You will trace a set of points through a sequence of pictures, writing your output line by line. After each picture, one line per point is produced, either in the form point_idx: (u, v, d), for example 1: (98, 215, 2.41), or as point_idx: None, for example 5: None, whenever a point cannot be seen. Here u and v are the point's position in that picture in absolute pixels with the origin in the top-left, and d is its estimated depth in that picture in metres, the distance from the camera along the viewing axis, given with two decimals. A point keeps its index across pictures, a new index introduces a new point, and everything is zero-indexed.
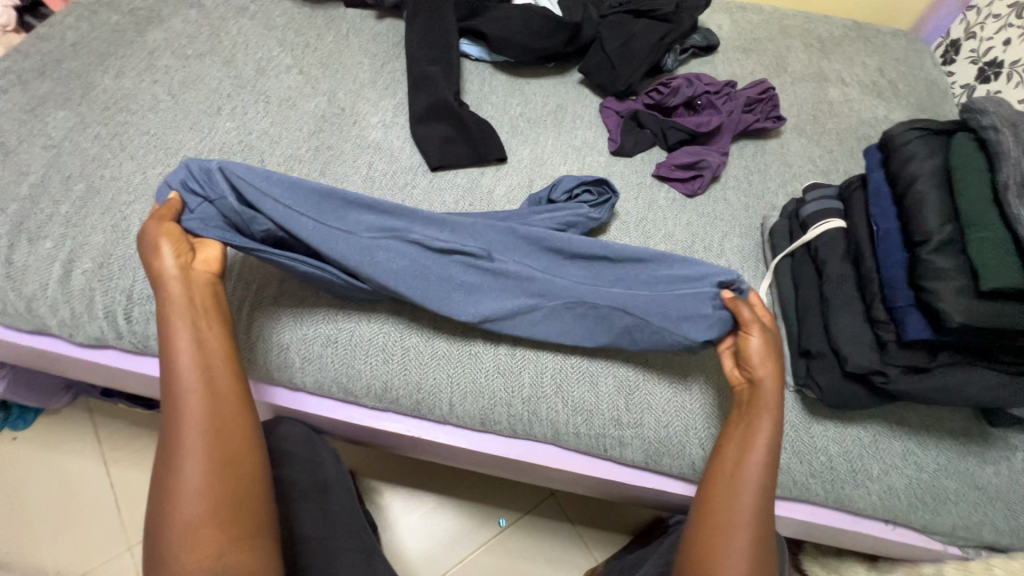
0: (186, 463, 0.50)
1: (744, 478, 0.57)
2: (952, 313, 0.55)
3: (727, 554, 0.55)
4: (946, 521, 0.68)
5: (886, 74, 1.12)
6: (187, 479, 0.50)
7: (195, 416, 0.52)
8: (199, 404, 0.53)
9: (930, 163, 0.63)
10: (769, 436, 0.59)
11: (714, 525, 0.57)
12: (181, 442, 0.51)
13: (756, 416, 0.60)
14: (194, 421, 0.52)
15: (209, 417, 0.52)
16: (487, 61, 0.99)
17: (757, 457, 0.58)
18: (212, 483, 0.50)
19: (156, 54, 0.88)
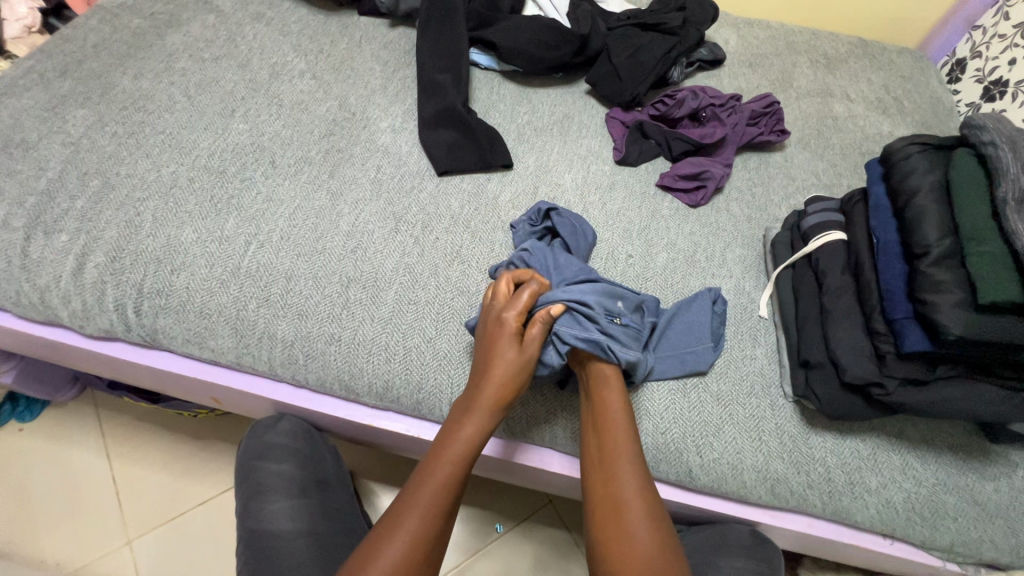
0: (414, 510, 0.54)
1: (616, 443, 0.61)
2: (950, 326, 0.55)
3: (626, 523, 0.57)
4: (945, 537, 0.68)
5: (891, 90, 1.13)
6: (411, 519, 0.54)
7: (447, 464, 0.57)
8: (463, 446, 0.58)
9: (931, 177, 0.64)
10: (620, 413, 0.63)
11: (603, 501, 0.59)
12: (427, 485, 0.56)
13: (603, 392, 0.64)
14: (439, 483, 0.56)
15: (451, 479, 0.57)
16: (496, 70, 1.01)
17: (621, 428, 0.62)
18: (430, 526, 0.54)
19: (174, 57, 0.91)
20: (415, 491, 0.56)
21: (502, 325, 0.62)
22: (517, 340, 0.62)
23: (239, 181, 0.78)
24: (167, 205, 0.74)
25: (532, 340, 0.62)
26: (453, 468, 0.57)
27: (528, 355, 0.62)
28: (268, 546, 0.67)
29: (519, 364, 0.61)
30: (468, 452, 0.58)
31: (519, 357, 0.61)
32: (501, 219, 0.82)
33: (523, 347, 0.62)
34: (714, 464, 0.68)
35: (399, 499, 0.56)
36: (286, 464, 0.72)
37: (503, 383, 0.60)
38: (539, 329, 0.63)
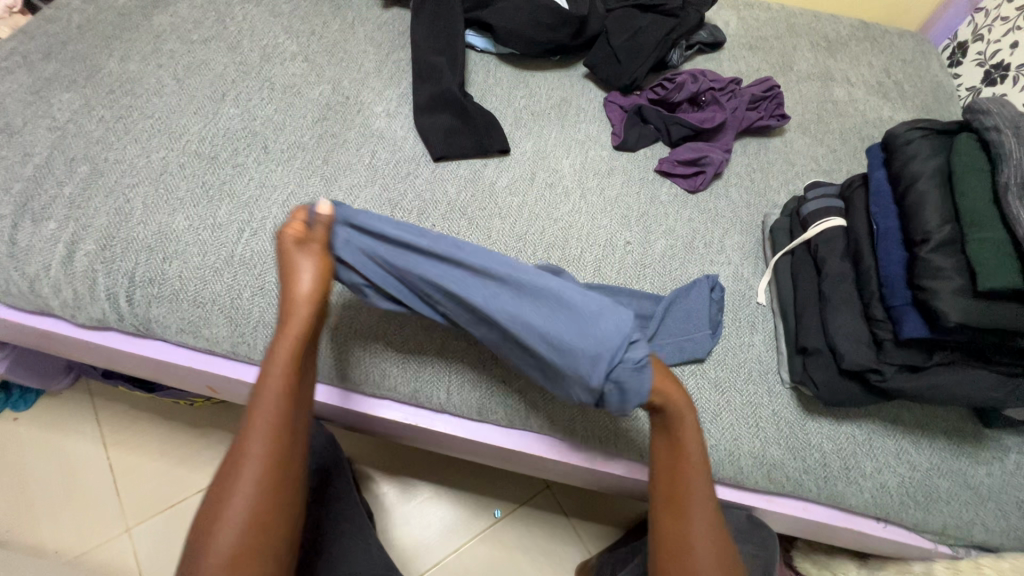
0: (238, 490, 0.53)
1: (692, 491, 0.61)
2: (948, 313, 0.55)
3: (694, 558, 0.60)
4: (937, 520, 0.69)
5: (892, 74, 1.12)
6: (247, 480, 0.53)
7: (261, 423, 0.55)
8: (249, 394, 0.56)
9: (933, 163, 0.63)
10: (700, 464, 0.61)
11: (672, 529, 0.61)
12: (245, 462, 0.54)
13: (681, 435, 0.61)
14: (264, 439, 0.55)
15: (282, 429, 0.56)
16: (493, 53, 0.99)
17: (697, 477, 0.61)
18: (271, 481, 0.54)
19: (161, 38, 0.88)
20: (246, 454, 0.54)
21: (283, 250, 0.59)
22: (300, 248, 0.59)
23: (231, 168, 0.77)
24: (157, 191, 0.73)
25: (320, 261, 0.59)
26: (266, 436, 0.55)
27: (305, 262, 0.59)
28: None
29: (312, 289, 0.58)
30: (284, 397, 0.56)
31: (316, 281, 0.58)
32: (498, 206, 0.81)
33: (304, 255, 0.59)
34: (712, 450, 0.68)
35: (221, 477, 0.54)
36: None
37: (293, 309, 0.58)
38: (321, 233, 0.59)
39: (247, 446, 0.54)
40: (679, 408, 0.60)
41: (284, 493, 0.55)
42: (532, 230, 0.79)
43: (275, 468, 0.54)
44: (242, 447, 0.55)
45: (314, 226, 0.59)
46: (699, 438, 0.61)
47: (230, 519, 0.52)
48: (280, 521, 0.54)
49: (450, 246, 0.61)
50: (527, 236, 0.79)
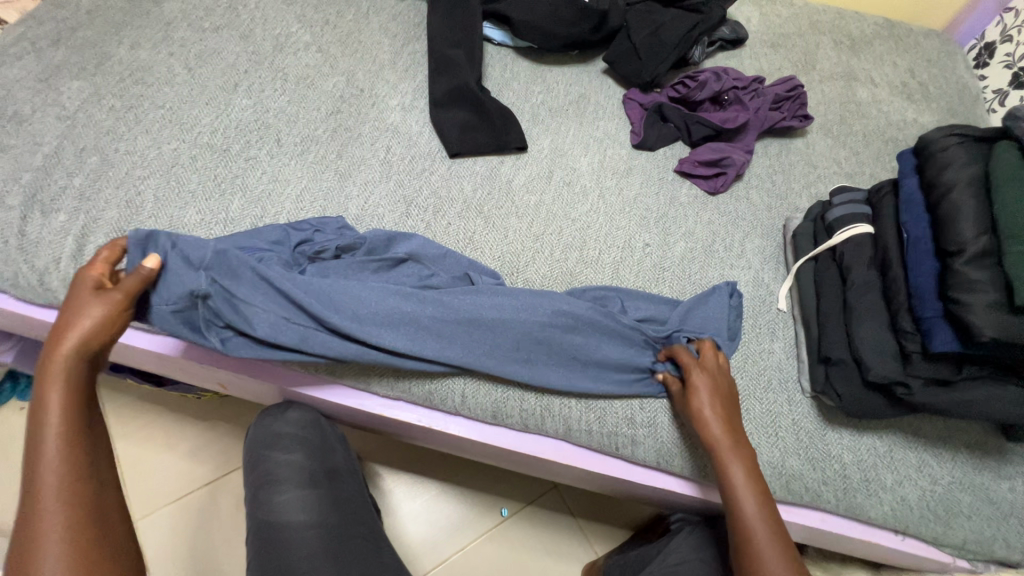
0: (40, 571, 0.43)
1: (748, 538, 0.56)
2: (982, 327, 0.53)
3: None
4: (958, 535, 0.68)
5: (916, 75, 1.09)
6: (46, 534, 0.44)
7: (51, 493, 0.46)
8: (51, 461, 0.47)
9: (970, 171, 0.61)
10: (756, 514, 0.56)
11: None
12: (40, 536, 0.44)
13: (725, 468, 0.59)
14: (53, 489, 0.46)
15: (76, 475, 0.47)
16: (510, 46, 0.97)
17: (753, 521, 0.56)
18: (75, 525, 0.45)
19: (172, 25, 0.86)
20: (31, 515, 0.45)
21: (76, 287, 0.54)
22: (92, 288, 0.54)
23: (244, 161, 0.75)
24: (169, 184, 0.72)
25: (103, 302, 0.53)
26: (62, 507, 0.46)
27: (110, 310, 0.54)
28: (276, 538, 0.63)
29: (91, 325, 0.52)
30: (62, 438, 0.48)
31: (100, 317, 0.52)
32: (516, 205, 0.79)
33: (87, 296, 0.53)
34: None
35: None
36: (297, 453, 0.71)
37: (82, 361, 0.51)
38: (131, 279, 0.56)
39: (37, 499, 0.45)
40: (720, 448, 0.60)
41: (98, 540, 0.46)
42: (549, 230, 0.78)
43: (77, 512, 0.46)
44: (29, 530, 0.44)
45: (137, 273, 0.56)
46: (748, 482, 0.58)
47: None
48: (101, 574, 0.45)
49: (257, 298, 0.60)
50: (543, 236, 0.77)
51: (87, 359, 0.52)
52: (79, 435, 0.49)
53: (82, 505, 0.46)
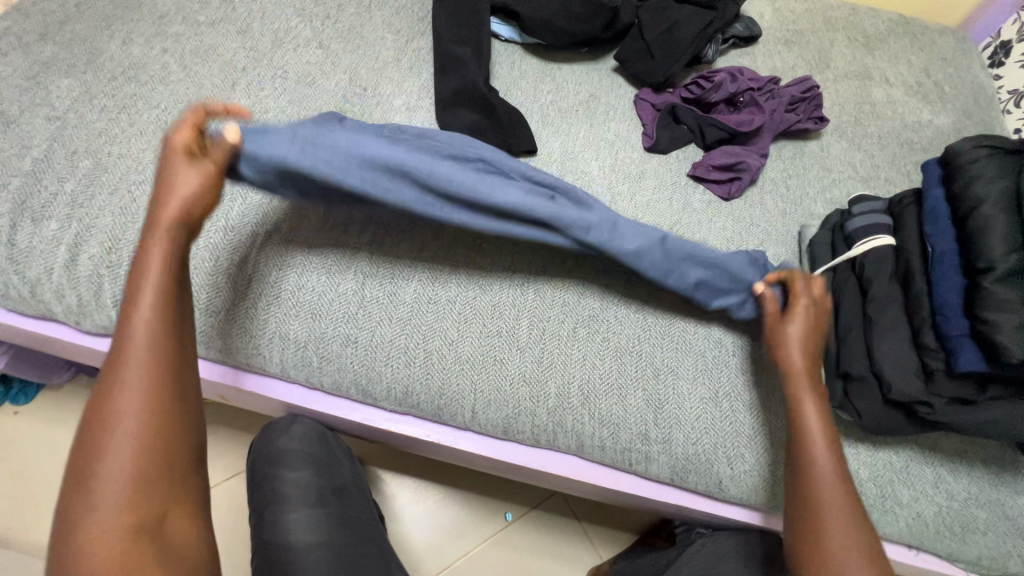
0: (112, 469, 0.43)
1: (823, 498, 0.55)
2: (1012, 349, 0.52)
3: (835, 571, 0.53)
4: (973, 551, 0.67)
5: (931, 74, 1.07)
6: (120, 439, 0.43)
7: (130, 388, 0.45)
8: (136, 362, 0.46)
9: (1000, 185, 0.59)
10: (828, 461, 0.57)
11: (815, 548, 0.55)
12: (111, 440, 0.43)
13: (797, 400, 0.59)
14: (131, 398, 0.45)
15: (162, 373, 0.46)
16: (518, 43, 0.94)
17: (835, 488, 0.55)
18: (150, 434, 0.44)
19: (166, 20, 0.83)
20: (109, 414, 0.44)
21: (168, 156, 0.51)
22: (187, 152, 0.52)
23: None
24: None
25: (201, 175, 0.51)
26: (139, 409, 0.44)
27: (190, 175, 0.51)
28: (286, 557, 0.63)
29: (185, 202, 0.50)
30: (150, 346, 0.46)
31: (202, 187, 0.51)
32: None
33: (186, 168, 0.51)
34: (745, 476, 0.66)
35: (88, 459, 0.43)
36: (304, 472, 0.69)
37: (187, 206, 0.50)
38: (218, 151, 0.53)
39: (116, 403, 0.44)
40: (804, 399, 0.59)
41: (181, 476, 0.46)
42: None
43: (153, 435, 0.44)
44: (101, 432, 0.44)
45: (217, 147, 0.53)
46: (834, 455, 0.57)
47: (110, 489, 0.42)
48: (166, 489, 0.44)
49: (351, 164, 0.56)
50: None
51: (185, 242, 0.51)
52: (165, 337, 0.47)
53: (160, 417, 0.45)
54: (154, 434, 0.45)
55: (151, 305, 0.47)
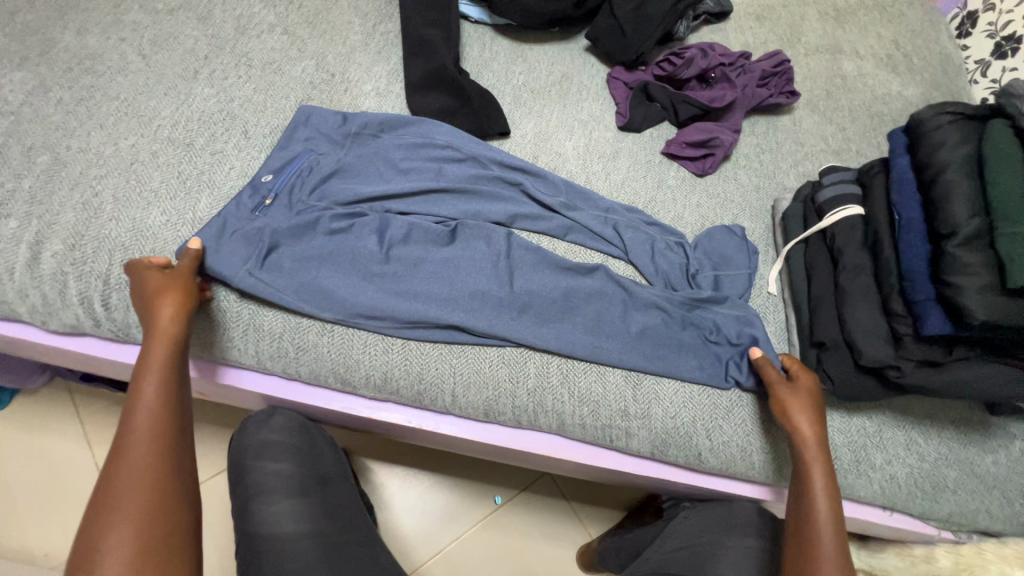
0: (118, 525, 0.47)
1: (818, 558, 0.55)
2: (975, 310, 0.53)
3: None
4: (943, 509, 0.69)
5: (900, 46, 1.08)
6: (122, 513, 0.48)
7: (138, 454, 0.50)
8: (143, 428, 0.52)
9: (963, 151, 0.60)
10: (825, 515, 0.56)
11: None
12: (118, 498, 0.48)
13: (806, 470, 0.58)
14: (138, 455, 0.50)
15: (163, 456, 0.51)
16: (488, 24, 0.92)
17: (829, 542, 0.55)
18: (152, 505, 0.49)
19: (122, 7, 0.80)
20: (113, 498, 0.48)
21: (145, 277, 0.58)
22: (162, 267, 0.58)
23: (210, 155, 0.71)
24: (129, 182, 0.67)
25: (178, 285, 0.57)
26: (146, 466, 0.50)
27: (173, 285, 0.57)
28: (268, 549, 0.62)
29: (177, 302, 0.56)
30: (152, 435, 0.52)
31: (177, 304, 0.57)
32: (474, 181, 0.75)
33: (168, 282, 0.57)
34: (724, 446, 0.67)
35: (93, 523, 0.47)
36: (285, 463, 0.69)
37: (180, 287, 0.58)
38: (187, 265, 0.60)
39: (120, 467, 0.50)
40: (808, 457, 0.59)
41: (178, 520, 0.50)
42: (522, 208, 0.74)
43: (152, 489, 0.49)
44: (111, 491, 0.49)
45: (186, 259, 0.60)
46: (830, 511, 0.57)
47: (114, 546, 0.46)
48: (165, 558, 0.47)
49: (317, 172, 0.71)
50: (518, 216, 0.74)
51: (179, 335, 0.56)
52: (165, 424, 0.53)
53: (162, 492, 0.50)
54: (152, 487, 0.50)
55: (154, 389, 0.53)
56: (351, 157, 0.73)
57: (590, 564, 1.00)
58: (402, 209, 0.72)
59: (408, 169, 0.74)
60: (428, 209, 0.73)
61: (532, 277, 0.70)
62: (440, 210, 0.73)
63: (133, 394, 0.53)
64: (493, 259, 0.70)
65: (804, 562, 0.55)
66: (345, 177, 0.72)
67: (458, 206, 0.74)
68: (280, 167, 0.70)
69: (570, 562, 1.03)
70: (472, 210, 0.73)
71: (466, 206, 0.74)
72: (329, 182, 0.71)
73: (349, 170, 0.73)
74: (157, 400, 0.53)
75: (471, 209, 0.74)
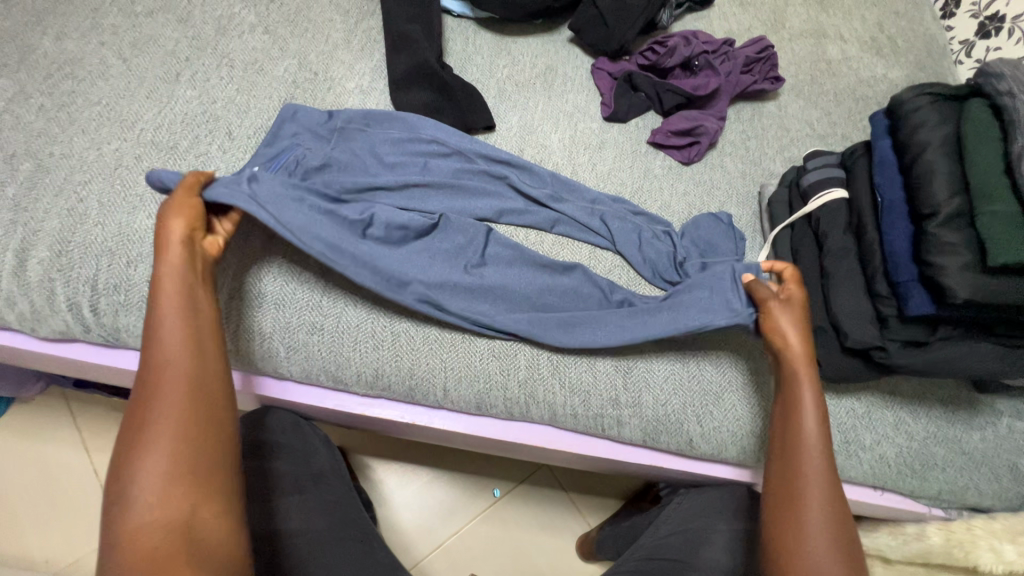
0: (155, 445, 0.47)
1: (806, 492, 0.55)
2: (956, 289, 0.54)
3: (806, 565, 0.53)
4: (932, 486, 0.70)
5: (885, 29, 1.08)
6: (154, 438, 0.47)
7: (168, 370, 0.50)
8: (171, 345, 0.51)
9: (943, 131, 0.60)
10: (816, 449, 0.56)
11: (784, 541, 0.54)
12: (150, 420, 0.48)
13: (794, 392, 0.59)
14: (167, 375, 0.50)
15: (190, 379, 0.50)
16: (471, 18, 0.92)
17: (816, 474, 0.56)
18: (186, 430, 0.48)
19: (100, 11, 0.79)
20: (144, 424, 0.48)
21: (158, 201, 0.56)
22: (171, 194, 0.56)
23: (195, 157, 0.71)
24: (113, 187, 0.67)
25: (185, 212, 0.55)
26: (176, 384, 0.49)
27: (186, 209, 0.55)
28: (264, 546, 0.62)
29: (186, 226, 0.54)
30: (180, 354, 0.51)
31: (186, 227, 0.54)
32: (459, 176, 0.76)
33: (179, 208, 0.55)
34: (715, 432, 0.67)
35: (131, 443, 0.47)
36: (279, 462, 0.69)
37: (191, 211, 0.56)
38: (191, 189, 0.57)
39: (154, 385, 0.49)
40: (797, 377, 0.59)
41: (211, 439, 0.49)
42: (507, 204, 0.75)
43: (184, 410, 0.49)
44: (146, 410, 0.48)
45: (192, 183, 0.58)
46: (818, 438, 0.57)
47: (153, 463, 0.46)
48: (201, 479, 0.47)
49: (298, 165, 0.70)
50: (504, 210, 0.74)
51: (195, 259, 0.55)
52: (195, 342, 0.52)
53: (193, 415, 0.49)
54: (184, 404, 0.49)
55: (173, 312, 0.52)
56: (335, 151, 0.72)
57: (590, 554, 1.00)
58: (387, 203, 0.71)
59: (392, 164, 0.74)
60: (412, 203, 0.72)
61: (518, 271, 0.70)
62: (425, 205, 0.73)
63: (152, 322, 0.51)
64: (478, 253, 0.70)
65: (789, 499, 0.56)
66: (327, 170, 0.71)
67: (444, 200, 0.73)
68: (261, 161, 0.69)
69: (569, 552, 1.04)
70: (457, 205, 0.73)
71: (452, 201, 0.74)
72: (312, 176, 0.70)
73: (331, 164, 0.72)
74: (181, 318, 0.52)
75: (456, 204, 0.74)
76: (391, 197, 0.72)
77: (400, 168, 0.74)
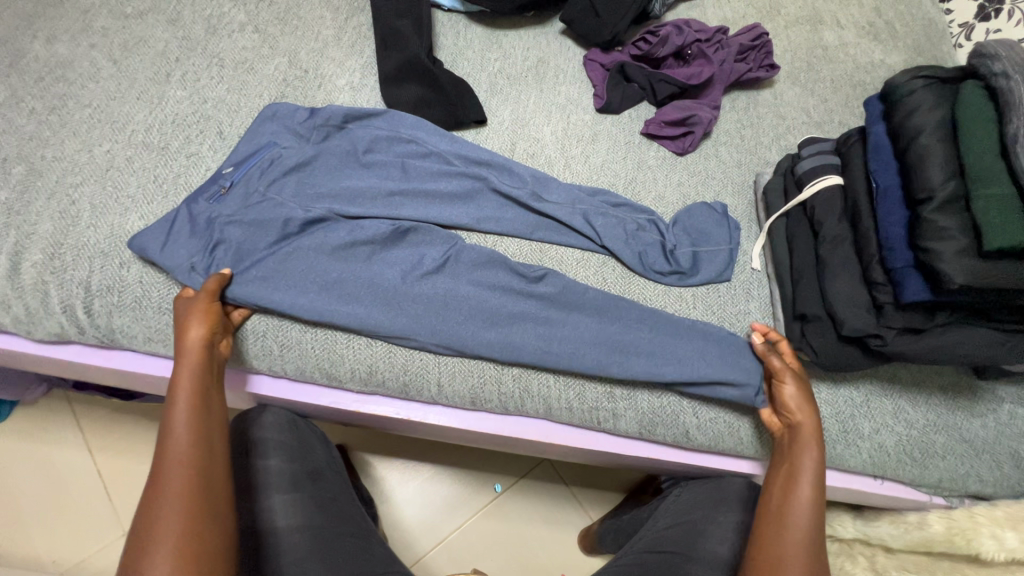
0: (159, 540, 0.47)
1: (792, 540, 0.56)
2: (952, 274, 0.53)
3: None
4: (933, 475, 0.70)
5: (882, 13, 1.06)
6: (166, 534, 0.47)
7: (175, 466, 0.51)
8: (179, 446, 0.52)
9: (937, 115, 0.59)
10: (808, 503, 0.57)
11: None
12: (157, 514, 0.48)
13: (797, 454, 0.60)
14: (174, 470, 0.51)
15: (200, 471, 0.51)
16: (461, 12, 0.91)
17: (800, 528, 0.56)
18: (193, 522, 0.48)
19: (90, 13, 0.79)
20: (151, 522, 0.48)
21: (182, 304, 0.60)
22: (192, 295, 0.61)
23: (186, 158, 0.71)
24: (105, 189, 0.67)
25: (202, 310, 0.59)
26: (182, 480, 0.50)
27: (201, 309, 0.59)
28: (262, 542, 0.62)
29: (205, 326, 0.58)
30: (187, 450, 0.52)
31: (207, 332, 0.58)
32: (437, 177, 0.75)
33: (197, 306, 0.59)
34: (710, 423, 0.67)
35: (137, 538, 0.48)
36: (276, 459, 0.69)
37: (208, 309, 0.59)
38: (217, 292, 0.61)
39: (160, 483, 0.50)
40: (805, 440, 0.60)
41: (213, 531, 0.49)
42: (489, 207, 0.74)
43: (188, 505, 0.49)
44: (153, 506, 0.49)
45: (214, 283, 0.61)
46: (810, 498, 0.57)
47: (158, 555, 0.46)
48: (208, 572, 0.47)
49: (276, 164, 0.71)
50: (483, 217, 0.73)
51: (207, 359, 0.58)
52: (200, 441, 0.53)
53: (197, 511, 0.49)
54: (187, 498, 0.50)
55: (183, 413, 0.54)
56: (314, 152, 0.72)
57: (591, 547, 1.00)
58: (363, 206, 0.71)
59: (371, 163, 0.74)
60: (388, 205, 0.72)
61: (499, 279, 0.69)
62: (403, 207, 0.72)
63: (168, 417, 0.54)
64: (454, 259, 0.70)
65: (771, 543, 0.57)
66: (305, 170, 0.72)
67: (422, 202, 0.73)
68: (242, 159, 0.70)
69: (571, 546, 1.04)
70: (435, 209, 0.73)
71: (428, 205, 0.73)
72: (290, 175, 0.71)
73: (309, 163, 0.72)
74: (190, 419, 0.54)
75: (434, 208, 0.73)
76: (367, 199, 0.71)
77: (380, 168, 0.74)
